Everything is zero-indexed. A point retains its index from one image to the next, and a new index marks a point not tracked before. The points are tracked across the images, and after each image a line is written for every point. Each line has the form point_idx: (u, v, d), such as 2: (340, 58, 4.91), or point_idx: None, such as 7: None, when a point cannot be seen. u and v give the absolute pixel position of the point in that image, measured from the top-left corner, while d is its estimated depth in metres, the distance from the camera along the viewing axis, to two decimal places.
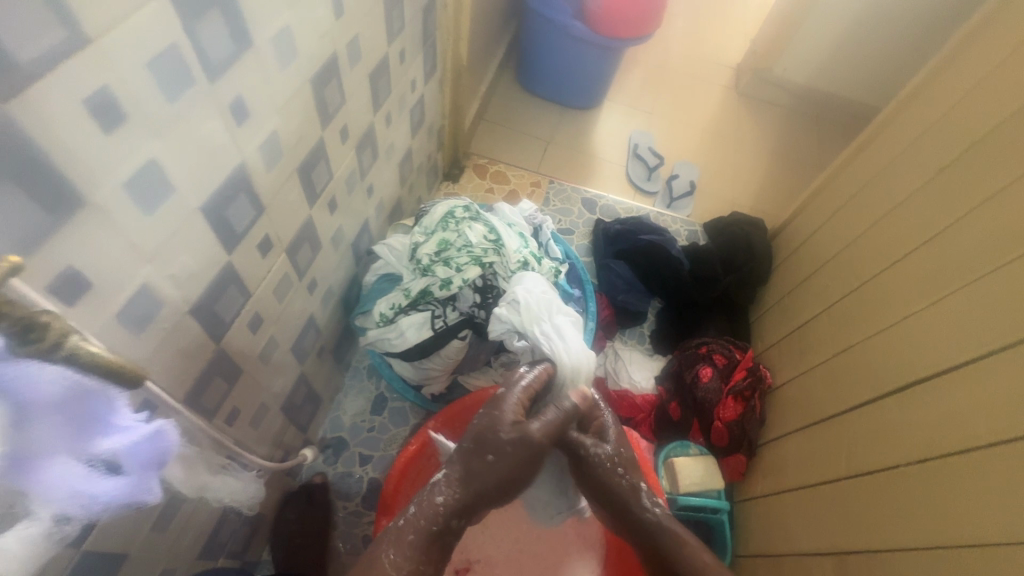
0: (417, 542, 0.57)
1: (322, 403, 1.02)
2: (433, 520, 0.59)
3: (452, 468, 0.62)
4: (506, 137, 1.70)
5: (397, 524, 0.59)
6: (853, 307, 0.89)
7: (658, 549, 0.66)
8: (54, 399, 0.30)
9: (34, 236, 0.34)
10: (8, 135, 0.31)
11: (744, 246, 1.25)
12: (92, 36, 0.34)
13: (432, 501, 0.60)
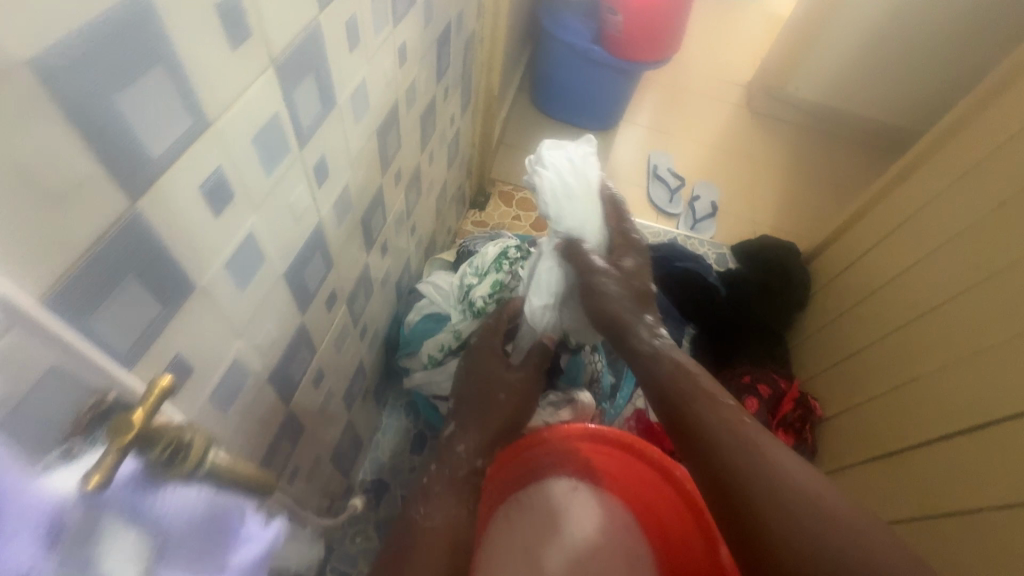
0: (447, 491, 0.70)
1: (363, 445, 1.00)
2: (461, 468, 0.72)
3: (462, 425, 0.76)
4: (527, 161, 1.69)
5: (435, 485, 0.70)
6: (909, 339, 0.88)
7: (658, 378, 0.64)
8: (189, 523, 0.29)
9: (149, 331, 0.32)
10: (134, 235, 0.29)
11: (780, 271, 1.24)
12: (212, 120, 0.32)
13: (455, 454, 0.73)
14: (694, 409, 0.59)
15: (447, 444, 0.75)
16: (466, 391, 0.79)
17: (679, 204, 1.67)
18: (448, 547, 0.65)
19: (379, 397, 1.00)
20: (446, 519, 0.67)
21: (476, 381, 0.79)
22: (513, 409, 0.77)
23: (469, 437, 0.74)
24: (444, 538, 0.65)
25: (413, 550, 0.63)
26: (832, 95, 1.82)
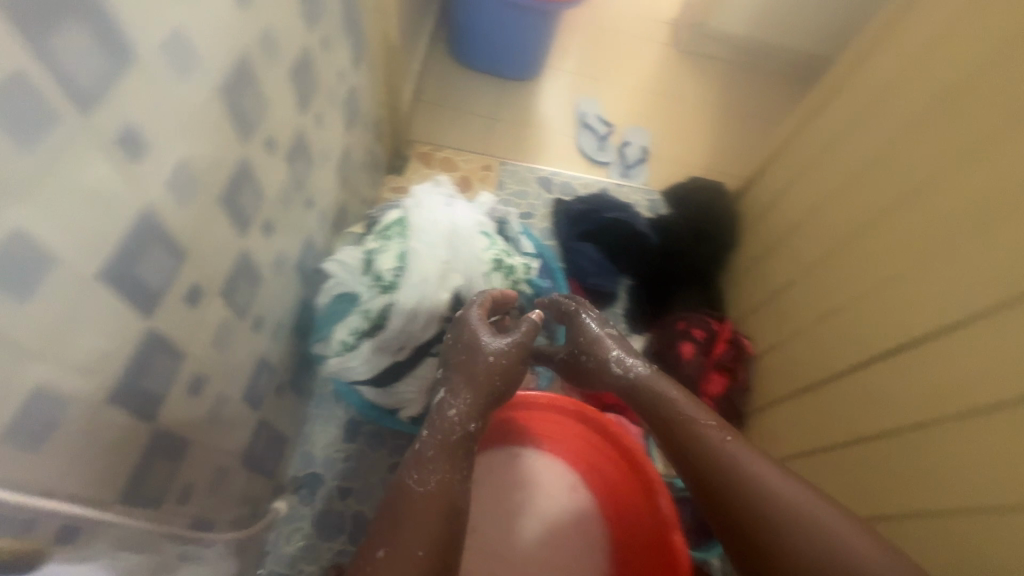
0: (438, 457, 0.64)
1: (288, 441, 0.93)
2: (453, 432, 0.66)
3: (450, 384, 0.70)
4: (447, 117, 1.57)
5: (423, 451, 0.64)
6: (836, 270, 0.88)
7: (718, 460, 0.67)
8: None
9: None
10: None
11: (708, 212, 1.22)
12: None
13: (448, 417, 0.67)
14: (724, 470, 0.66)
15: (438, 407, 0.68)
16: (452, 349, 0.72)
17: (610, 151, 1.62)
18: (427, 527, 0.59)
19: (299, 389, 0.93)
20: (429, 493, 0.61)
21: (461, 345, 0.71)
22: (505, 369, 0.71)
23: (463, 396, 0.67)
24: (425, 515, 0.59)
25: (405, 521, 0.59)
26: (756, 27, 1.79)
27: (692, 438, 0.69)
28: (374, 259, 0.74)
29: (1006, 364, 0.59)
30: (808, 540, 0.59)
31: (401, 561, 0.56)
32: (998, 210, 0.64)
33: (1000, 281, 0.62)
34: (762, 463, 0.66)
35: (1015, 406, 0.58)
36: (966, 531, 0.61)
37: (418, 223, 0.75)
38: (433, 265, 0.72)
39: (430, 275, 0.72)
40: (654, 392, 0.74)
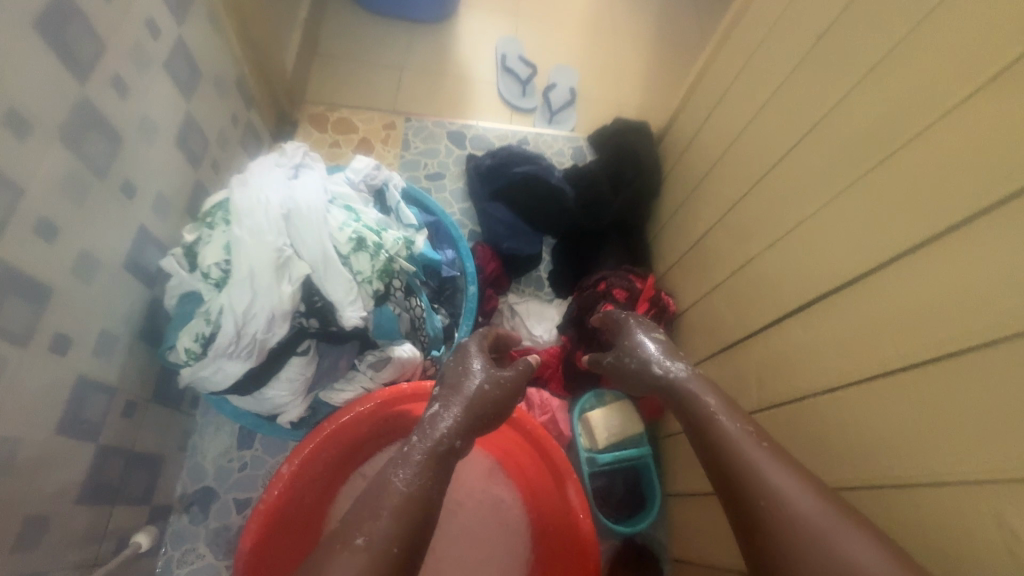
0: (426, 461, 0.64)
1: (166, 459, 0.84)
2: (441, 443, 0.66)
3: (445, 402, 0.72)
4: (345, 70, 1.39)
5: (412, 457, 0.64)
6: (747, 216, 0.78)
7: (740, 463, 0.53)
8: None
9: None
10: None
11: (630, 158, 1.11)
12: None
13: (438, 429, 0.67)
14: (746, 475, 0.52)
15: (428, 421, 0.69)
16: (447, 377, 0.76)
17: (534, 96, 1.46)
18: (403, 522, 0.58)
19: (168, 400, 0.83)
20: (407, 491, 0.60)
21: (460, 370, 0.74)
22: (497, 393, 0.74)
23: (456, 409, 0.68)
24: (404, 512, 0.58)
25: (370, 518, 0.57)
26: None
27: (713, 432, 0.57)
28: (197, 251, 0.62)
29: (910, 321, 0.51)
30: (825, 550, 0.46)
31: (374, 550, 0.54)
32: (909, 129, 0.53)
33: (913, 217, 0.52)
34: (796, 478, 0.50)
35: (915, 369, 0.50)
36: (880, 508, 0.54)
37: (245, 205, 0.62)
38: (263, 254, 0.60)
39: (260, 266, 0.60)
40: (686, 389, 0.62)
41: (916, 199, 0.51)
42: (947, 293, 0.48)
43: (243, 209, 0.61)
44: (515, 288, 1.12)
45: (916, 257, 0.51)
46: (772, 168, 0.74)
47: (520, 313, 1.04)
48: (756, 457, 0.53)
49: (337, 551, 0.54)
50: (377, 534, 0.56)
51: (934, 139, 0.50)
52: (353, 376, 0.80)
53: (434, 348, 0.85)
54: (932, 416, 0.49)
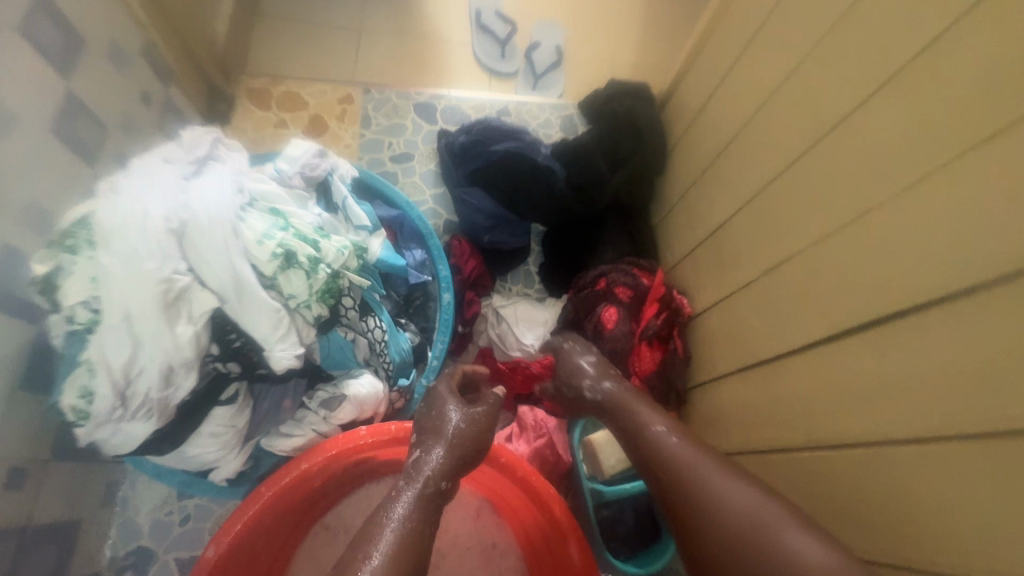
0: (415, 506, 0.53)
1: (83, 521, 0.69)
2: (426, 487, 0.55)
3: (426, 441, 0.60)
4: (291, 35, 1.18)
5: (397, 504, 0.53)
6: (779, 200, 0.61)
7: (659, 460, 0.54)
8: None
9: None
10: None
11: (628, 127, 0.93)
12: None
13: (424, 472, 0.56)
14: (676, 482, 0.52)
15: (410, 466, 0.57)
16: (420, 416, 0.63)
17: (515, 58, 1.26)
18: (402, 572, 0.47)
19: (78, 454, 0.68)
20: (398, 536, 0.50)
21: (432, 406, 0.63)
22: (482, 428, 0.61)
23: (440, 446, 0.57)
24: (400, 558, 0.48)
25: None
26: None
27: (648, 444, 0.56)
28: (57, 286, 0.46)
29: None
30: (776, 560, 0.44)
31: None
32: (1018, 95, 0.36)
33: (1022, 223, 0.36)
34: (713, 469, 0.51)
35: None
36: None
37: (114, 221, 0.45)
38: (144, 289, 0.44)
39: (139, 306, 0.44)
40: (615, 401, 0.62)
41: None
42: None
43: (113, 228, 0.45)
44: (501, 288, 0.97)
45: None
46: (810, 142, 0.57)
47: (506, 315, 0.88)
48: (688, 462, 0.52)
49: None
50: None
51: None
52: (303, 417, 0.64)
53: (402, 376, 0.69)
54: None
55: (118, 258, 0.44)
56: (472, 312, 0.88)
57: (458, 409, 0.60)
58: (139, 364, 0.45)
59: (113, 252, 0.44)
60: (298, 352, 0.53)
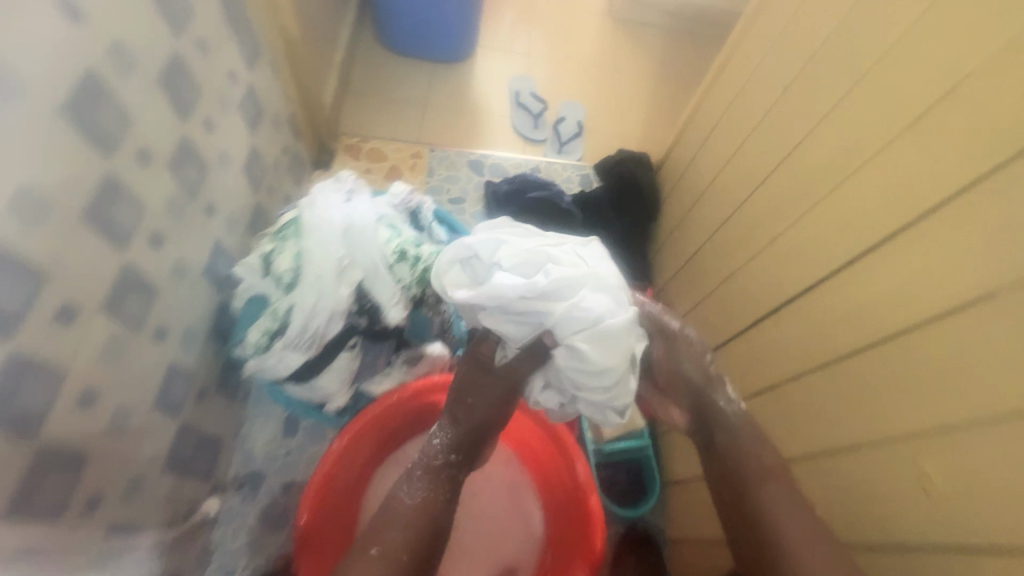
0: (425, 478, 0.73)
1: (225, 444, 0.95)
2: (436, 459, 0.74)
3: (443, 422, 0.77)
4: (374, 104, 1.53)
5: (411, 478, 0.73)
6: (730, 232, 0.91)
7: (740, 458, 0.68)
8: None
9: None
10: None
11: (631, 185, 1.24)
12: None
13: (432, 448, 0.75)
14: (750, 488, 0.65)
15: (426, 441, 0.76)
16: (452, 386, 0.79)
17: (545, 128, 1.61)
18: (410, 535, 0.67)
19: (228, 393, 0.95)
20: (414, 507, 0.70)
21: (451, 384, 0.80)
22: (482, 408, 0.76)
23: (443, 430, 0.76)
24: (410, 522, 0.68)
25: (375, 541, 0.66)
26: None
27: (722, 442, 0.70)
28: (271, 257, 0.76)
29: (869, 312, 0.60)
30: (781, 517, 0.62)
31: (386, 560, 0.64)
32: (844, 168, 0.66)
33: (847, 242, 0.64)
34: (788, 489, 0.64)
35: (878, 347, 0.59)
36: (834, 478, 0.64)
37: (310, 221, 0.77)
38: (327, 264, 0.75)
39: (323, 272, 0.74)
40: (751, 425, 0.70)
41: (865, 209, 0.62)
42: (874, 304, 0.60)
43: (311, 224, 0.76)
44: (521, 273, 0.70)
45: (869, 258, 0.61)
46: (748, 192, 0.87)
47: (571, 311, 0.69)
48: (769, 462, 0.66)
49: (362, 553, 0.65)
50: (390, 547, 0.65)
51: (861, 179, 0.63)
52: (389, 370, 0.92)
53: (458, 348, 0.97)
54: (896, 384, 0.56)
55: (313, 243, 0.75)
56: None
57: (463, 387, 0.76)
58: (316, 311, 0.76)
59: (312, 239, 0.75)
60: (401, 315, 0.82)
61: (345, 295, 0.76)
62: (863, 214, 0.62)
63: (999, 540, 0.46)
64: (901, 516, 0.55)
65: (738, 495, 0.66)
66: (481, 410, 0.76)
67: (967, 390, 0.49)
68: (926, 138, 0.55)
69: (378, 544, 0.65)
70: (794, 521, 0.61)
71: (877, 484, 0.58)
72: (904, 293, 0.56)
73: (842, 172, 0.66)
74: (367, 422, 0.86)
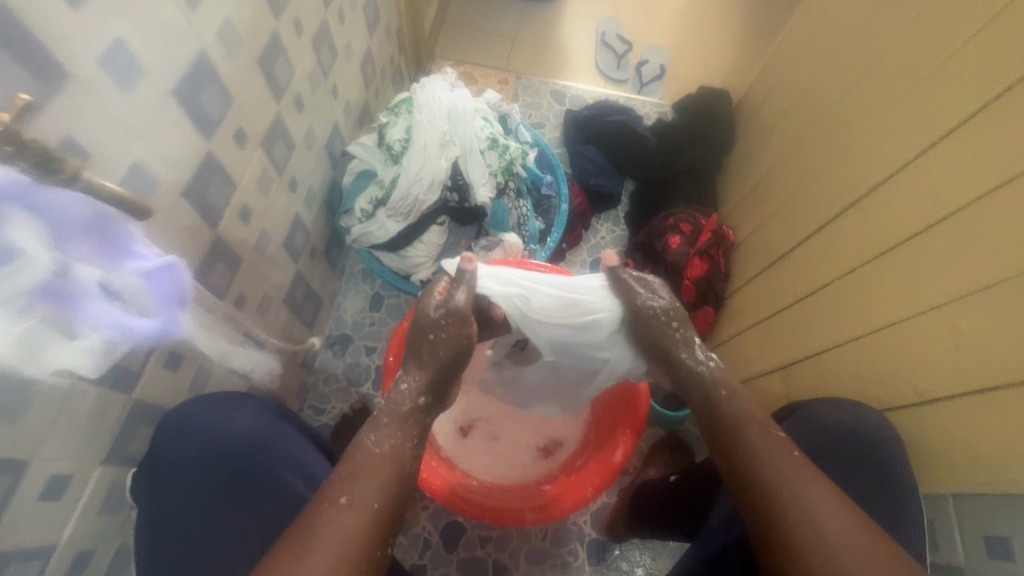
0: (394, 423, 0.60)
1: (324, 304, 1.11)
2: (404, 404, 0.62)
3: (409, 363, 0.66)
4: (468, 33, 1.61)
5: (378, 429, 0.59)
6: (801, 150, 0.96)
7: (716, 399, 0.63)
8: (78, 223, 0.39)
9: (49, 100, 0.41)
10: (44, 51, 0.40)
11: (709, 118, 1.28)
12: None
13: (402, 393, 0.63)
14: (741, 438, 0.58)
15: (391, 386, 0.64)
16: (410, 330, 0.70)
17: (627, 69, 1.63)
18: (385, 480, 0.54)
19: (330, 260, 1.09)
20: (387, 454, 0.57)
21: (415, 325, 0.68)
22: (444, 335, 0.67)
23: (413, 371, 0.65)
24: (384, 470, 0.55)
25: (352, 478, 0.53)
26: None
27: (705, 397, 0.64)
28: (388, 130, 0.92)
29: (919, 198, 0.65)
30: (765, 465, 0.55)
31: (361, 509, 0.51)
32: (927, 63, 0.68)
33: (919, 135, 0.67)
34: (784, 450, 0.56)
35: (924, 228, 0.63)
36: (872, 357, 0.68)
37: (421, 101, 0.92)
38: (433, 137, 0.90)
39: (430, 144, 0.89)
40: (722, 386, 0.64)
41: (930, 105, 0.66)
42: (937, 185, 0.62)
43: (422, 102, 0.91)
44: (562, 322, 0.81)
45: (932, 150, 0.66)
46: (824, 108, 0.91)
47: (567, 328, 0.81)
48: (754, 412, 0.60)
49: (322, 508, 0.51)
50: (361, 495, 0.52)
51: (946, 70, 0.64)
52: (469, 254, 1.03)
53: (533, 243, 1.06)
54: (937, 258, 0.60)
55: (423, 119, 0.90)
56: (575, 236, 1.23)
57: (431, 312, 0.68)
58: (420, 179, 0.90)
59: (423, 116, 0.90)
60: (489, 195, 0.94)
61: (443, 169, 0.91)
62: (941, 104, 0.64)
63: (1016, 374, 0.50)
64: (932, 375, 0.59)
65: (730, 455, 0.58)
66: (444, 343, 0.66)
67: (995, 247, 0.54)
68: (1005, 24, 0.57)
69: (347, 493, 0.52)
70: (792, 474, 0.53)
71: (912, 350, 0.62)
72: (967, 171, 0.59)
73: (926, 69, 0.68)
74: None
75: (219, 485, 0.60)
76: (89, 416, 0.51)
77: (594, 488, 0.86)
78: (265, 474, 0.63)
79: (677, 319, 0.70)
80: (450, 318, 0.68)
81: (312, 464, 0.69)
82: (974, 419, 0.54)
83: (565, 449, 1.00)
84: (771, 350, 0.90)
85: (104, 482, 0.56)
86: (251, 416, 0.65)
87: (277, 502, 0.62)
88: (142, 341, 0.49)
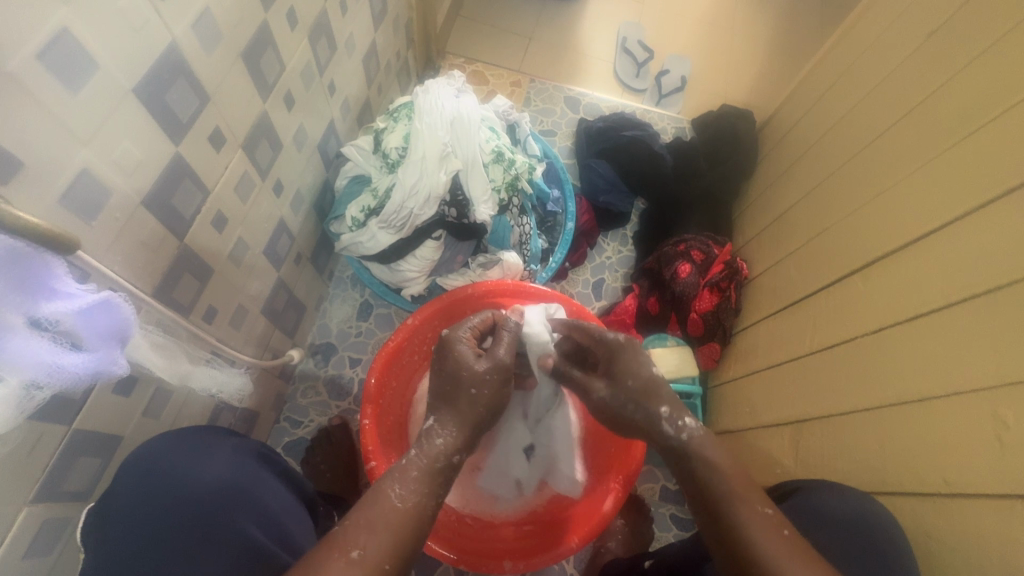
0: (422, 478, 0.54)
1: (308, 311, 1.04)
2: (438, 459, 0.56)
3: (442, 413, 0.61)
4: (482, 29, 1.53)
5: (404, 479, 0.53)
6: (832, 189, 0.90)
7: (715, 467, 0.55)
8: None
9: None
10: None
11: (730, 142, 1.22)
12: None
13: (433, 445, 0.57)
14: (730, 512, 0.51)
15: (421, 436, 0.58)
16: (438, 374, 0.65)
17: (647, 78, 1.55)
18: (403, 538, 0.49)
19: (317, 266, 1.03)
20: (406, 511, 0.51)
21: (443, 374, 0.64)
22: (490, 388, 0.63)
23: (453, 424, 0.60)
24: (404, 529, 0.50)
25: (358, 536, 0.47)
26: None
27: (700, 468, 0.56)
28: (386, 136, 0.86)
29: (973, 264, 0.59)
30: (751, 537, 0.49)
31: (371, 566, 0.46)
32: (993, 108, 0.64)
33: (976, 188, 0.62)
34: (773, 532, 0.49)
35: (975, 298, 0.58)
36: (898, 431, 0.63)
37: (423, 107, 0.85)
38: (433, 147, 0.83)
39: (429, 154, 0.83)
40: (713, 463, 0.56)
41: (998, 162, 0.60)
42: (991, 251, 0.58)
43: (424, 108, 0.85)
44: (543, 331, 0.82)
45: (988, 211, 0.60)
46: (865, 147, 0.85)
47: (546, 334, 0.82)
48: (735, 483, 0.54)
49: (331, 561, 0.45)
50: (374, 550, 0.47)
51: (1015, 116, 0.60)
52: (465, 270, 0.95)
53: (533, 264, 0.99)
54: (991, 333, 0.55)
55: (426, 128, 0.84)
56: (579, 255, 1.16)
57: (470, 358, 0.64)
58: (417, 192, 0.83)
59: (428, 125, 0.84)
60: (490, 212, 0.88)
61: (443, 184, 0.84)
62: (1003, 158, 0.60)
63: None
64: (964, 465, 0.54)
65: (715, 527, 0.52)
66: (489, 394, 0.63)
67: None
68: None
69: (360, 544, 0.47)
70: (781, 557, 0.47)
71: (944, 432, 0.57)
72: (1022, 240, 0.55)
73: (991, 114, 0.64)
74: (452, 307, 0.88)
75: (183, 535, 0.52)
76: (14, 454, 0.45)
77: (580, 539, 0.79)
78: (233, 531, 0.54)
79: (632, 399, 0.63)
80: (489, 373, 0.64)
81: (288, 520, 0.60)
82: (1004, 523, 0.49)
83: (553, 485, 0.94)
84: (783, 402, 0.85)
85: (32, 523, 0.49)
86: (227, 463, 0.59)
87: (242, 564, 0.53)
88: (75, 382, 0.43)
